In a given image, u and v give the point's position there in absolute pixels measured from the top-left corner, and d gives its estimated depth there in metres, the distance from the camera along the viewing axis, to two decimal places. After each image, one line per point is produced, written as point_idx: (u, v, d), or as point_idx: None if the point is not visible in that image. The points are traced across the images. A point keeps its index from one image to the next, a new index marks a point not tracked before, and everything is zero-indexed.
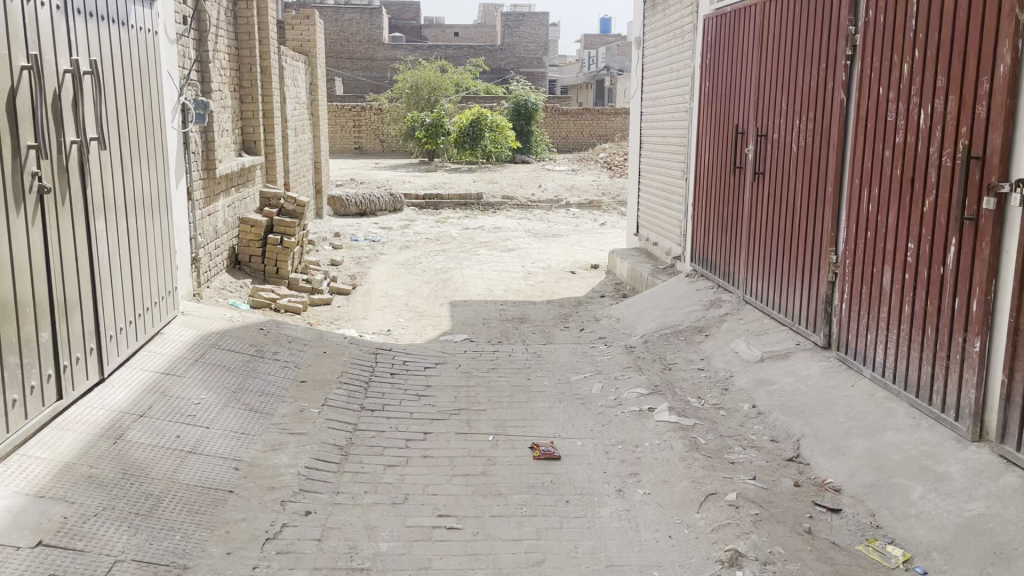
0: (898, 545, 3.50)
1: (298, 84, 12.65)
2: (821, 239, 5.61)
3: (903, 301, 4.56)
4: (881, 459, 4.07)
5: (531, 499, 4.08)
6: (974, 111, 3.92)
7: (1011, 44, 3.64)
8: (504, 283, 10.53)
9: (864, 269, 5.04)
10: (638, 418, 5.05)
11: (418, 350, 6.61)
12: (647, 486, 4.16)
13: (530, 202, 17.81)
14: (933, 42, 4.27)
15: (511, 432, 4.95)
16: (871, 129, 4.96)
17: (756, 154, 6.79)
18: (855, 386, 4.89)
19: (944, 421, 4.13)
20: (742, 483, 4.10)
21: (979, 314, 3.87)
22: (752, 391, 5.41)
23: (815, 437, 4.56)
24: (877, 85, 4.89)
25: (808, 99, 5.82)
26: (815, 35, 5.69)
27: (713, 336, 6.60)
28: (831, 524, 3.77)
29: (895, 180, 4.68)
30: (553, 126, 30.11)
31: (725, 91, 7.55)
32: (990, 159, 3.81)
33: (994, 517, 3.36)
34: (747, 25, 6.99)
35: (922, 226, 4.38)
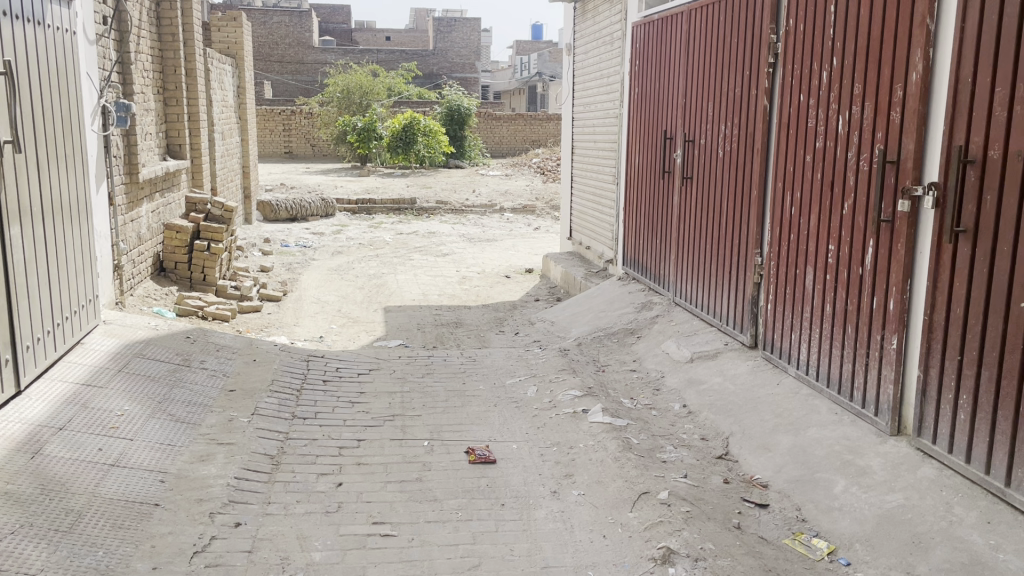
0: (823, 538, 3.61)
1: (225, 87, 12.38)
2: (747, 242, 5.77)
3: (825, 302, 4.72)
4: (805, 455, 4.20)
5: (467, 503, 4.07)
6: (889, 117, 4.08)
7: (924, 52, 3.80)
8: (439, 287, 10.52)
9: (788, 270, 5.20)
10: (572, 420, 5.10)
11: (351, 356, 6.54)
12: (582, 486, 4.20)
13: (464, 207, 17.82)
14: (851, 49, 4.43)
15: (446, 437, 4.94)
16: (793, 134, 5.11)
17: (683, 159, 6.93)
18: (781, 384, 5.03)
19: (864, 416, 4.29)
20: (673, 482, 4.17)
21: (896, 313, 4.03)
22: (682, 392, 5.52)
23: (743, 434, 4.67)
24: (798, 92, 5.05)
25: (733, 104, 5.98)
26: (739, 41, 5.84)
27: (644, 338, 6.71)
28: (759, 519, 3.86)
29: (815, 184, 4.84)
30: (486, 131, 30.21)
31: (653, 97, 7.69)
32: (904, 164, 3.96)
33: (912, 508, 3.50)
34: (674, 33, 7.14)
35: (842, 229, 4.54)
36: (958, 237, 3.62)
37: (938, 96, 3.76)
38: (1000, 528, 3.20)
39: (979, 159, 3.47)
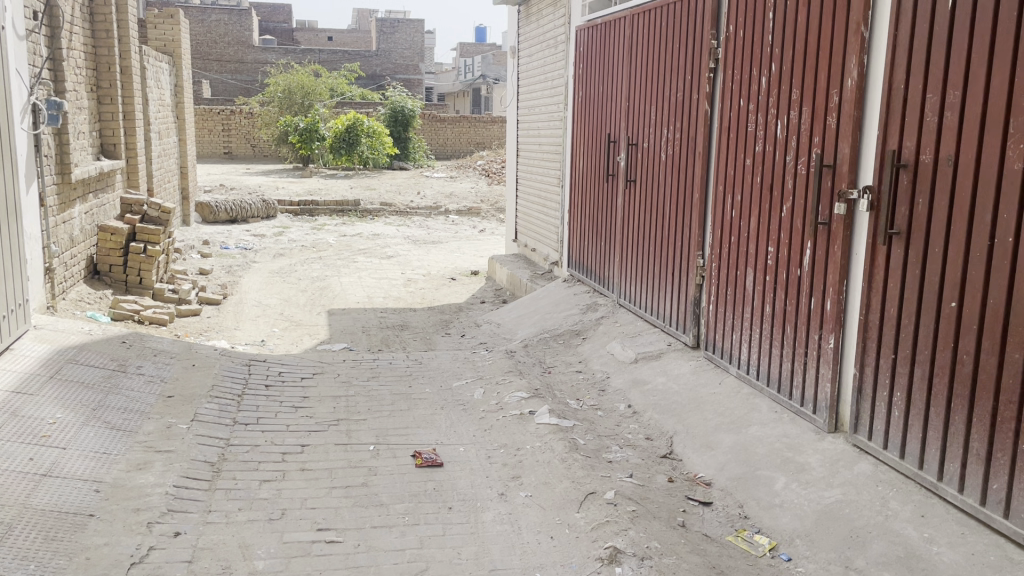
0: (765, 535, 3.68)
1: (162, 86, 12.07)
2: (689, 244, 5.85)
3: (765, 302, 4.82)
4: (746, 453, 4.28)
5: (413, 507, 4.04)
6: (826, 122, 4.19)
7: (858, 59, 3.92)
8: (384, 290, 10.43)
9: (729, 271, 5.30)
10: (519, 422, 5.10)
11: (294, 360, 6.43)
12: (529, 488, 4.20)
13: (408, 209, 17.71)
14: (789, 56, 4.54)
15: (392, 441, 4.89)
16: (734, 138, 5.21)
17: (627, 162, 7.00)
18: (723, 383, 5.12)
19: (803, 414, 4.39)
20: (619, 481, 4.21)
21: (833, 313, 4.13)
22: (627, 392, 5.57)
23: (687, 433, 4.73)
24: (738, 97, 5.15)
25: (675, 108, 6.06)
26: (681, 46, 5.93)
27: (589, 340, 6.75)
28: (702, 516, 3.92)
29: (755, 187, 4.94)
30: (430, 133, 30.09)
31: (597, 101, 7.76)
32: (840, 168, 4.07)
33: (850, 503, 3.59)
34: (617, 37, 7.21)
35: (781, 232, 4.64)
36: (892, 239, 3.73)
37: (872, 102, 3.88)
38: (933, 521, 3.30)
39: (911, 164, 3.59)
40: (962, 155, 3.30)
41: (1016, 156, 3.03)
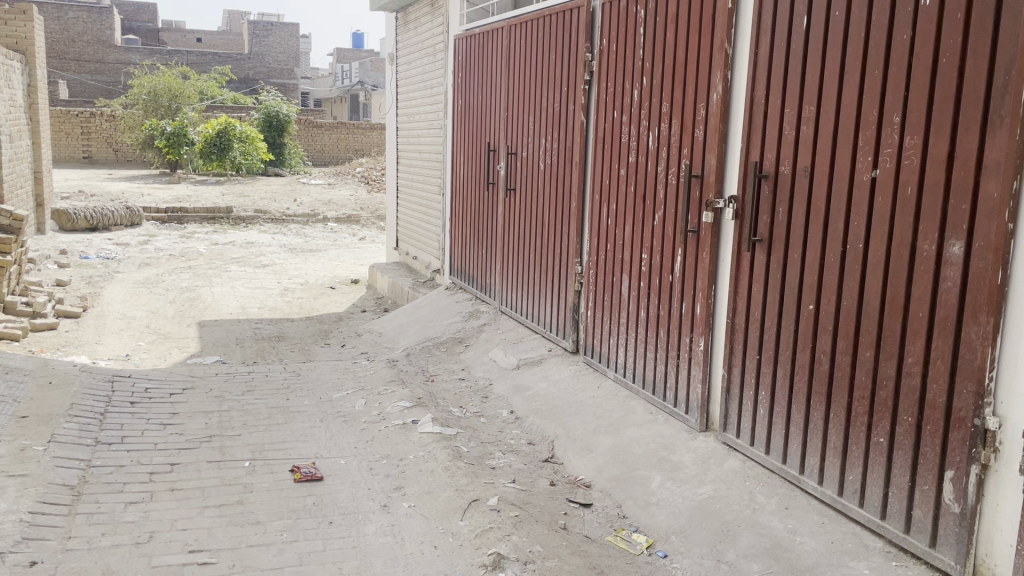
0: (642, 533, 3.78)
1: (13, 86, 11.31)
2: (567, 251, 5.97)
3: (639, 307, 4.98)
4: (624, 454, 4.40)
5: (291, 524, 3.93)
6: (694, 134, 4.37)
7: (723, 75, 4.11)
8: (259, 300, 10.10)
9: (606, 278, 5.44)
10: (401, 431, 5.05)
11: (162, 375, 6.13)
12: (412, 498, 4.16)
13: (285, 216, 17.25)
14: (659, 69, 4.71)
15: (269, 457, 4.74)
16: (608, 148, 5.36)
17: (506, 171, 7.08)
18: (601, 387, 5.25)
19: (676, 414, 4.56)
20: (502, 487, 4.23)
21: (703, 317, 4.31)
22: (509, 398, 5.61)
23: (567, 436, 4.81)
24: (612, 109, 5.30)
25: (552, 118, 6.18)
26: (557, 57, 6.06)
27: (472, 347, 6.77)
28: (583, 518, 3.98)
29: (629, 196, 5.09)
30: (308, 139, 29.44)
31: (476, 110, 7.81)
32: (707, 178, 4.25)
33: (721, 499, 3.75)
34: (495, 48, 7.30)
35: (653, 239, 4.80)
36: (756, 245, 3.93)
37: (736, 116, 4.08)
38: (796, 513, 3.50)
39: (772, 174, 3.79)
40: (817, 166, 3.50)
41: (864, 167, 3.25)
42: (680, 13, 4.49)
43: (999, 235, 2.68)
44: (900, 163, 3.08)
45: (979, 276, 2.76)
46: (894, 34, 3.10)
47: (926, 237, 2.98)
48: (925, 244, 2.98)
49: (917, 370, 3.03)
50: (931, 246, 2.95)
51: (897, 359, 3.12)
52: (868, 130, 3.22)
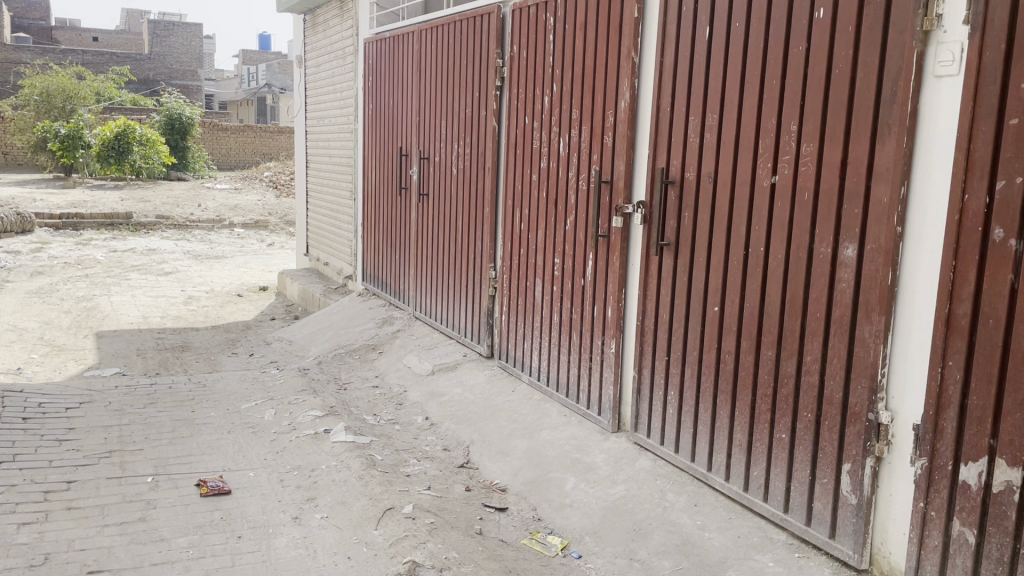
0: (557, 535, 3.80)
1: None
2: (481, 256, 5.99)
3: (552, 311, 5.03)
4: (538, 457, 4.43)
5: (198, 540, 3.80)
6: (603, 140, 4.45)
7: (630, 83, 4.20)
8: (162, 309, 9.75)
9: (519, 283, 5.48)
10: (313, 441, 4.95)
11: (57, 389, 5.85)
12: (325, 509, 4.08)
13: (189, 222, 16.70)
14: (568, 77, 4.78)
15: (174, 471, 4.57)
16: (520, 153, 5.40)
17: (418, 175, 7.05)
18: (516, 391, 5.28)
19: (590, 416, 4.64)
20: (417, 495, 4.19)
21: (614, 319, 4.39)
22: (424, 404, 5.57)
23: (482, 441, 4.81)
24: (523, 114, 5.35)
25: (464, 124, 6.18)
26: (468, 63, 6.07)
27: (386, 353, 6.70)
28: (499, 522, 3.98)
29: (541, 201, 5.14)
30: (213, 142, 28.60)
31: (387, 114, 7.75)
32: (617, 184, 4.33)
33: (633, 498, 3.82)
34: (406, 52, 7.26)
35: (565, 243, 4.87)
36: (663, 249, 4.03)
37: (643, 123, 4.18)
38: (704, 509, 3.60)
39: (678, 180, 3.90)
40: (720, 173, 3.62)
41: (765, 173, 3.37)
42: (588, 21, 4.58)
43: (889, 237, 2.81)
44: (798, 169, 3.21)
45: (872, 278, 2.90)
46: (790, 45, 3.23)
47: (822, 240, 3.11)
48: (822, 247, 3.11)
49: (815, 367, 3.16)
50: (828, 249, 3.08)
51: (797, 357, 3.25)
52: (767, 138, 3.35)
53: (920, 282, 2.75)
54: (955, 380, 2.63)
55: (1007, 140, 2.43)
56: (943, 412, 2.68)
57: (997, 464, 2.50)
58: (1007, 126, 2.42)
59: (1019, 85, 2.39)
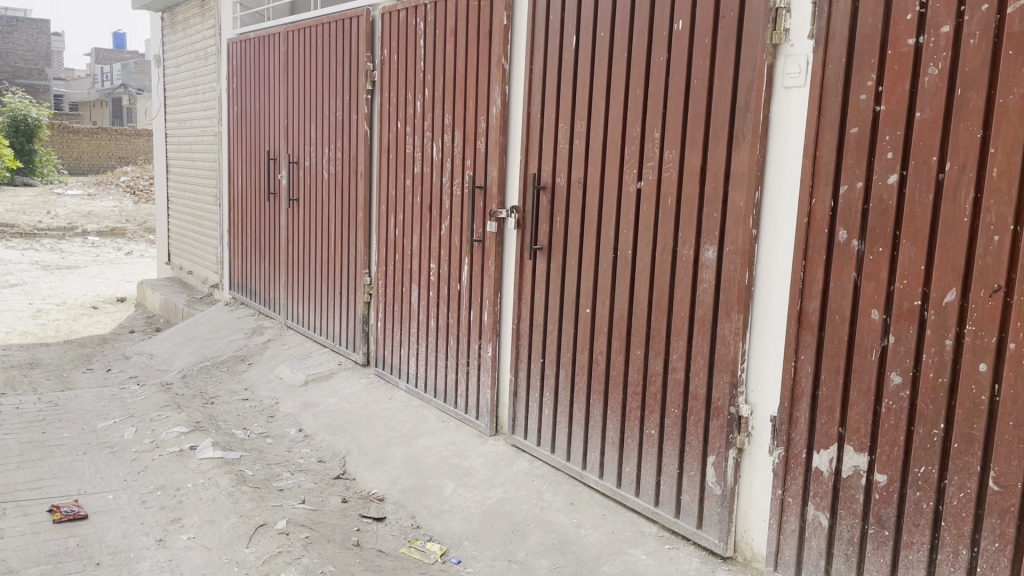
0: (436, 541, 3.76)
1: None
2: (354, 262, 5.89)
3: (429, 316, 5.01)
4: (417, 464, 4.39)
5: (51, 570, 3.54)
6: (476, 146, 4.48)
7: (501, 89, 4.25)
8: (7, 324, 9.04)
9: (394, 289, 5.42)
10: (178, 459, 4.71)
11: None
12: (192, 529, 3.89)
13: (37, 230, 15.60)
14: (440, 82, 4.78)
15: (22, 498, 4.25)
16: (393, 158, 5.35)
17: (287, 180, 6.86)
18: (393, 399, 5.23)
19: (468, 420, 4.66)
20: (291, 509, 4.05)
21: (490, 323, 4.42)
22: (297, 415, 5.41)
23: (359, 450, 4.71)
24: (395, 119, 5.30)
25: (335, 128, 6.07)
26: (337, 67, 5.97)
27: (256, 365, 6.47)
28: (377, 532, 3.89)
29: (415, 207, 5.12)
30: (63, 145, 26.84)
31: (254, 117, 7.50)
32: (490, 189, 4.36)
33: (511, 500, 3.85)
34: (272, 53, 7.06)
35: (440, 249, 4.86)
36: (536, 253, 4.08)
37: (514, 129, 4.23)
38: (580, 507, 3.67)
39: (549, 186, 3.96)
40: (589, 178, 3.71)
41: (630, 179, 3.48)
42: (459, 27, 4.59)
43: (745, 239, 2.96)
44: (661, 175, 3.33)
45: (730, 278, 3.04)
46: (652, 56, 3.35)
47: (685, 243, 3.24)
48: (685, 249, 3.24)
49: (681, 364, 3.28)
50: (690, 251, 3.21)
51: (664, 356, 3.37)
52: (632, 145, 3.46)
53: (775, 281, 2.91)
54: (807, 373, 2.80)
55: (849, 148, 2.60)
56: (796, 403, 2.84)
57: (845, 450, 2.68)
58: (849, 135, 2.60)
59: (858, 96, 2.56)
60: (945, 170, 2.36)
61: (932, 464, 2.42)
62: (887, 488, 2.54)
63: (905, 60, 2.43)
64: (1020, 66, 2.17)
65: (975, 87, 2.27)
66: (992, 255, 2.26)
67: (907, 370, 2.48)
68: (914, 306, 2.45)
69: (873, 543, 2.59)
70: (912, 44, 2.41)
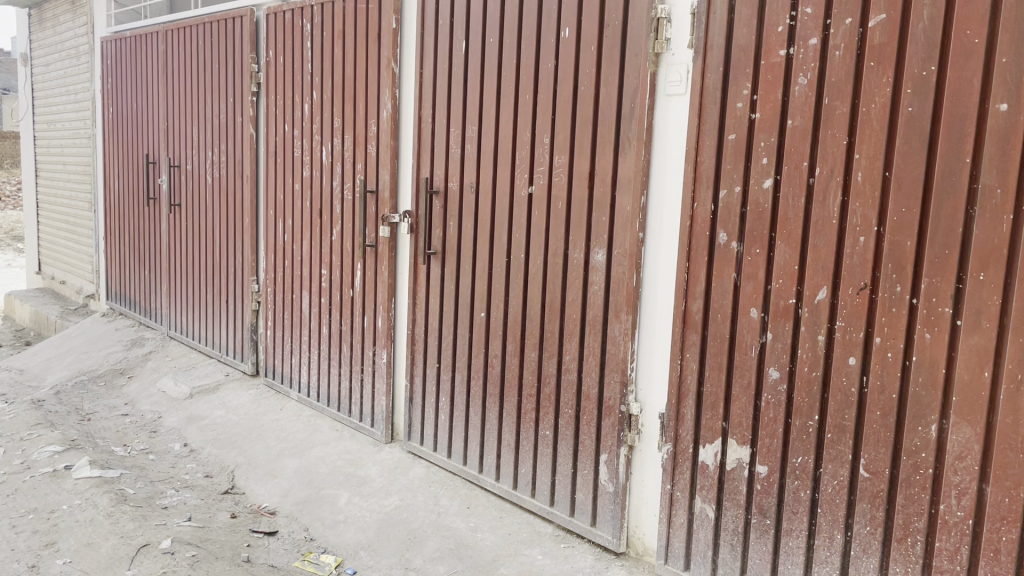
0: (331, 553, 3.63)
1: None
2: (241, 269, 5.71)
3: (321, 323, 4.93)
4: (309, 475, 4.29)
5: None
6: (366, 150, 4.43)
7: (391, 93, 4.21)
8: None
9: (284, 295, 5.29)
10: (52, 480, 4.43)
11: None
12: (68, 554, 3.66)
13: None
14: (328, 85, 4.70)
15: None
16: (281, 162, 5.22)
17: (168, 185, 6.58)
18: (284, 409, 5.11)
19: (363, 428, 4.61)
20: (176, 527, 3.87)
21: (384, 329, 4.38)
22: (182, 429, 5.18)
23: (249, 463, 4.56)
24: (282, 122, 5.17)
25: (218, 131, 5.87)
26: (220, 68, 5.78)
27: (137, 378, 6.17)
28: (268, 547, 3.74)
29: (305, 212, 5.01)
30: None
31: (131, 119, 7.17)
32: (382, 193, 4.32)
33: (407, 507, 3.81)
34: (150, 53, 6.76)
35: (332, 254, 4.77)
36: (430, 258, 4.07)
37: (405, 133, 4.20)
38: (477, 511, 3.68)
39: (442, 190, 3.96)
40: (481, 183, 3.73)
41: (522, 183, 3.52)
42: (346, 30, 4.53)
43: (633, 243, 3.04)
44: (552, 180, 3.38)
45: (619, 280, 3.12)
46: (540, 62, 3.40)
47: (575, 245, 3.29)
48: (575, 252, 3.30)
49: (573, 365, 3.34)
50: (580, 254, 3.27)
51: (557, 357, 3.42)
52: (523, 149, 3.50)
53: (662, 283, 3.01)
54: (692, 370, 2.89)
55: (727, 153, 2.72)
56: (683, 400, 2.94)
57: (729, 444, 2.78)
58: (727, 141, 2.71)
59: (736, 104, 2.68)
60: (815, 175, 2.49)
61: (808, 454, 2.55)
62: (767, 478, 2.66)
63: (777, 70, 2.56)
64: (880, 77, 2.31)
65: (840, 96, 2.40)
66: (858, 255, 2.40)
67: (784, 365, 2.60)
68: (789, 304, 2.57)
69: (756, 532, 2.70)
70: (783, 55, 2.54)
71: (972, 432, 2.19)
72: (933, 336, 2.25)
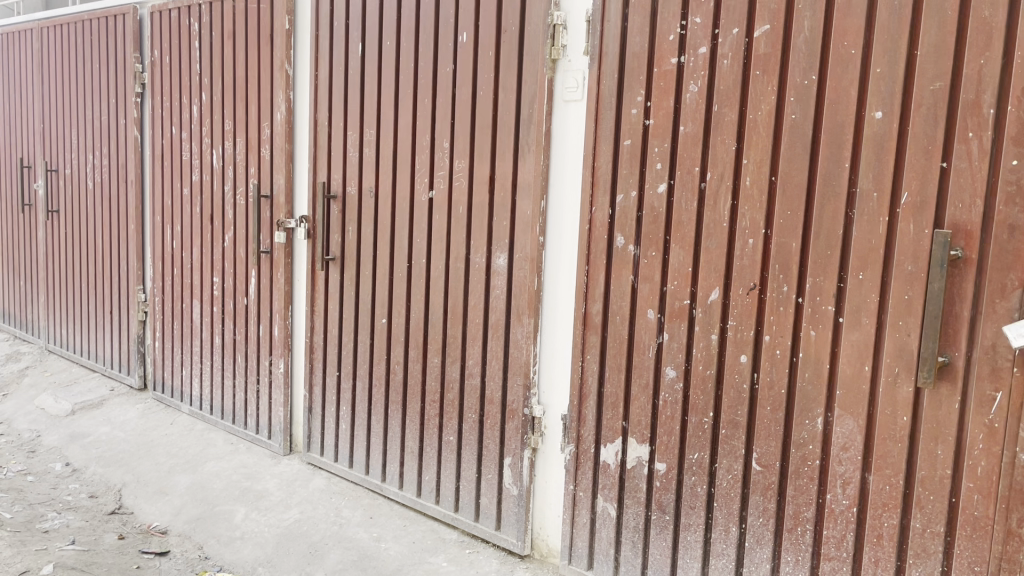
0: (228, 572, 3.44)
1: None
2: (125, 278, 5.45)
3: (213, 333, 4.77)
4: (203, 491, 4.12)
5: None
6: (260, 154, 4.30)
7: (285, 95, 4.11)
8: None
9: (173, 305, 5.09)
10: None
11: None
12: None
13: None
14: (218, 87, 4.55)
15: None
16: (167, 166, 5.02)
17: (44, 190, 6.22)
18: (174, 423, 4.92)
19: (259, 441, 4.50)
20: (58, 552, 3.57)
21: (281, 337, 4.27)
22: (63, 448, 4.84)
23: (137, 481, 4.31)
24: (169, 124, 4.97)
25: (99, 134, 5.60)
26: (100, 68, 5.51)
27: (11, 396, 5.72)
28: (160, 569, 3.49)
29: (194, 218, 4.83)
30: None
31: (3, 119, 6.74)
32: (277, 198, 4.22)
33: (308, 520, 3.71)
34: (22, 50, 6.38)
35: (224, 261, 4.62)
36: (329, 264, 3.99)
37: (300, 137, 4.12)
38: (380, 520, 3.63)
39: (340, 196, 3.89)
40: (380, 188, 3.69)
41: (421, 188, 3.49)
42: (237, 30, 4.40)
43: (533, 247, 3.07)
44: (452, 185, 3.37)
45: (520, 284, 3.13)
46: (437, 67, 3.39)
47: (476, 250, 3.29)
48: (476, 257, 3.30)
49: (476, 370, 3.33)
50: (481, 259, 3.27)
51: (460, 362, 3.41)
52: (422, 154, 3.48)
53: (562, 286, 3.05)
54: (593, 372, 2.93)
55: (623, 158, 2.78)
56: (584, 401, 2.98)
57: (629, 442, 2.84)
58: (622, 147, 2.77)
59: (631, 110, 2.74)
60: (706, 179, 2.57)
61: (704, 450, 2.63)
62: (666, 475, 2.73)
63: (669, 78, 2.63)
64: (765, 86, 2.41)
65: (729, 103, 2.49)
66: (748, 256, 2.49)
67: (680, 364, 2.67)
68: (684, 305, 2.65)
69: (655, 528, 2.76)
70: (675, 63, 2.61)
71: (855, 423, 2.29)
72: (817, 333, 2.36)
